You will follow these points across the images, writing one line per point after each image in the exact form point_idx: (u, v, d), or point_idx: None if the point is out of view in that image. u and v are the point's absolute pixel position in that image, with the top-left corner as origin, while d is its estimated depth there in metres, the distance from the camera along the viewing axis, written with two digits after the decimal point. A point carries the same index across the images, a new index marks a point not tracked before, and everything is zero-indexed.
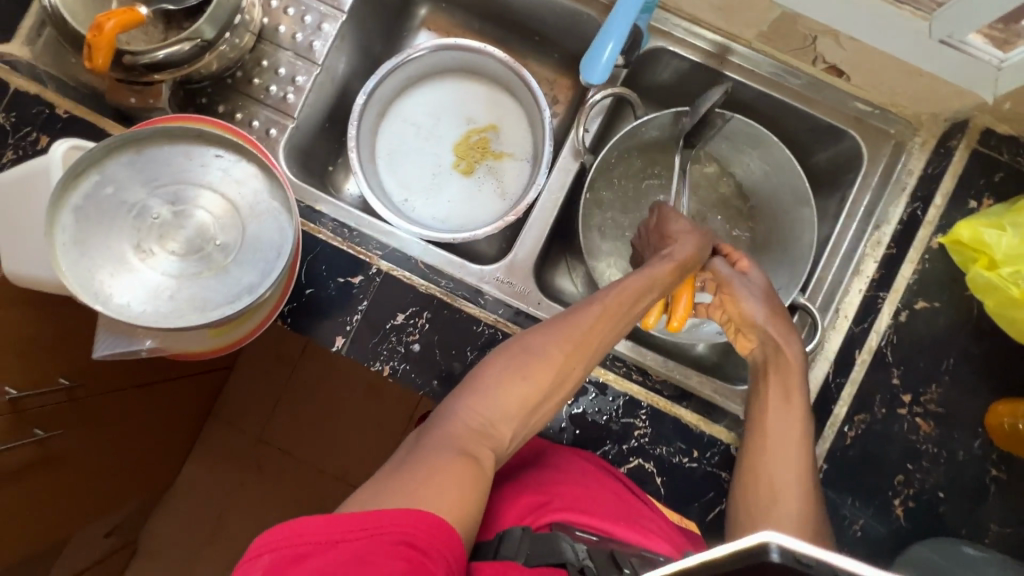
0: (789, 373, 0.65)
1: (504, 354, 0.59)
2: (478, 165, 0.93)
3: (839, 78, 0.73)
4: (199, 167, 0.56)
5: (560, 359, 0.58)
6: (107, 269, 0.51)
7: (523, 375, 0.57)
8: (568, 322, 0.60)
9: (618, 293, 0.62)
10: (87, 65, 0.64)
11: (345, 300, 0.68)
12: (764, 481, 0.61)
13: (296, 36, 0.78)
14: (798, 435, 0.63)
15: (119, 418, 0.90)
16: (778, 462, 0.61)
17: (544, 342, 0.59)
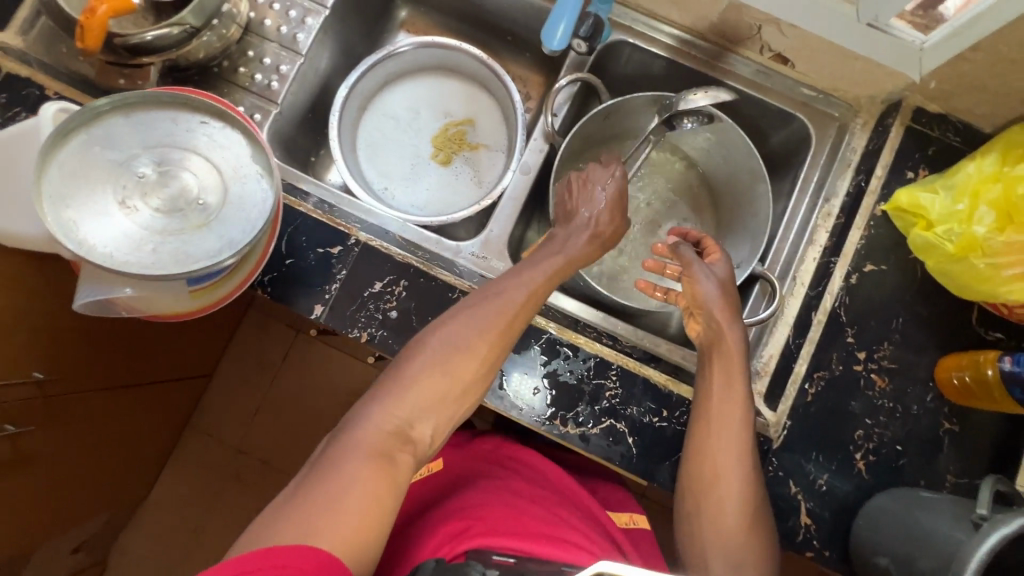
0: (734, 355, 0.67)
1: (418, 354, 0.62)
2: (455, 156, 0.97)
3: (786, 66, 0.80)
4: (185, 131, 0.59)
5: (474, 353, 0.62)
6: (93, 221, 0.54)
7: (436, 374, 0.61)
8: (478, 319, 0.63)
9: (533, 286, 0.66)
10: (79, 46, 0.68)
11: (324, 269, 0.70)
12: (705, 464, 0.64)
13: (281, 29, 0.82)
14: (740, 415, 0.65)
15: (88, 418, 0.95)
16: (719, 443, 0.64)
17: (456, 339, 0.62)
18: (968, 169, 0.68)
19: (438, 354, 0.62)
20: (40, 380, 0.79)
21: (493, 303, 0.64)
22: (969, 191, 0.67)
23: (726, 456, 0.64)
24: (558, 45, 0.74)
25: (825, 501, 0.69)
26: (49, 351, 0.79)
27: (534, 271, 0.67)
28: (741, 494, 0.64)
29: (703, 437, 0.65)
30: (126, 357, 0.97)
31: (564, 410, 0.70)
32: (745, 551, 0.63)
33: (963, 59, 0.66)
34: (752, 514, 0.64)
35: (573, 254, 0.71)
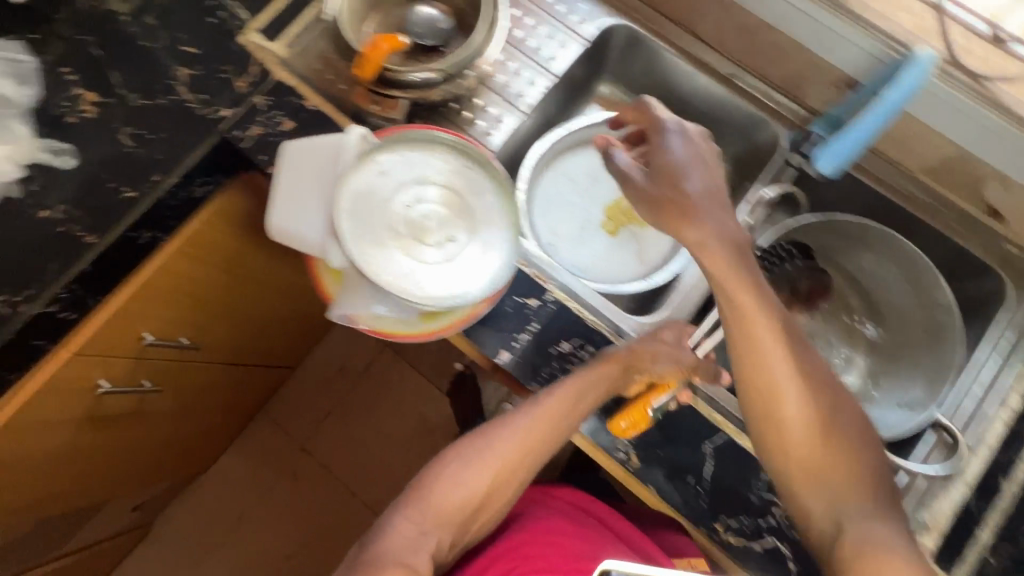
0: (743, 274, 0.63)
1: (441, 472, 0.73)
2: (623, 228, 1.00)
3: (993, 219, 0.81)
4: (451, 172, 0.62)
5: (490, 473, 0.73)
6: (366, 242, 0.58)
7: (456, 490, 0.72)
8: (491, 445, 0.74)
9: (547, 410, 0.70)
10: (354, 71, 0.79)
11: (518, 318, 0.73)
12: (768, 419, 0.63)
13: (509, 86, 0.87)
14: (795, 372, 0.62)
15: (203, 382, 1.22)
16: (782, 399, 0.62)
17: (473, 461, 0.73)
18: None
19: (462, 469, 0.73)
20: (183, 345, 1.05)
21: (508, 434, 0.74)
22: None
23: (791, 405, 0.62)
24: (832, 169, 0.78)
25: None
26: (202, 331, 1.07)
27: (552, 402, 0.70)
28: (816, 449, 0.62)
29: (757, 392, 0.63)
30: (237, 340, 1.21)
31: (723, 514, 0.69)
32: (844, 511, 0.60)
33: None
34: (826, 473, 0.61)
35: (595, 380, 0.70)
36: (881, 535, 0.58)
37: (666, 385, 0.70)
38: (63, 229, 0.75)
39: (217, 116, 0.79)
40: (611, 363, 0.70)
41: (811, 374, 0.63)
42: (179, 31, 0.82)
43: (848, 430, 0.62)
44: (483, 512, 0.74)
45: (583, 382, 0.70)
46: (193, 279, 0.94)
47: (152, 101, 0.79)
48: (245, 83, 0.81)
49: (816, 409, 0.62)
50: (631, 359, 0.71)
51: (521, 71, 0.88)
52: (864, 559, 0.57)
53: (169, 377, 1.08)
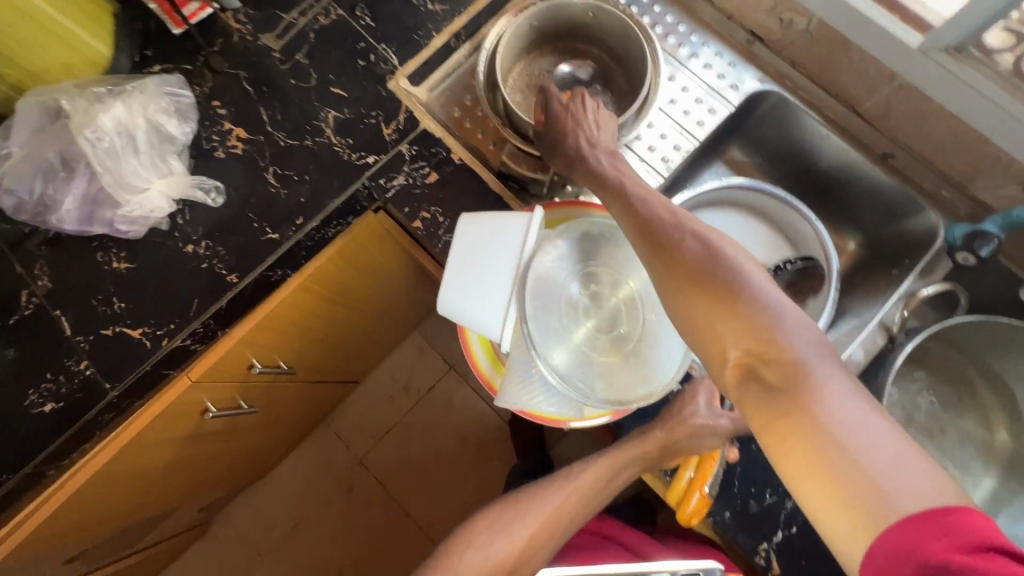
0: (667, 220, 0.56)
1: (474, 538, 0.78)
2: None
3: None
4: (624, 258, 0.60)
5: (521, 543, 0.77)
6: (544, 328, 0.56)
7: (485, 556, 0.76)
8: (523, 518, 0.79)
9: (581, 481, 0.82)
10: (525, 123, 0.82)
11: (660, 401, 0.73)
12: (702, 327, 0.50)
13: (651, 148, 0.85)
14: (699, 266, 0.51)
15: (287, 398, 1.23)
16: (690, 302, 0.50)
17: (503, 529, 0.79)
18: None
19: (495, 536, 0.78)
20: (283, 369, 1.05)
21: (539, 505, 0.81)
22: None
23: (694, 309, 0.50)
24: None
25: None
26: (298, 355, 1.06)
27: (589, 473, 0.82)
28: (743, 350, 0.47)
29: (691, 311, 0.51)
30: (325, 361, 1.21)
31: None
32: (802, 426, 0.42)
33: None
34: (764, 376, 0.45)
35: (629, 453, 0.70)
36: (852, 448, 0.40)
37: (711, 455, 0.69)
38: (208, 265, 0.76)
39: (363, 162, 0.79)
40: (653, 441, 0.69)
41: (726, 270, 0.50)
42: (329, 71, 0.82)
43: (799, 343, 0.45)
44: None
45: (616, 457, 0.71)
46: (306, 314, 0.93)
47: (300, 142, 0.80)
48: (392, 130, 0.80)
49: (768, 333, 0.46)
50: (669, 442, 0.68)
51: (664, 134, 0.86)
52: (802, 454, 0.42)
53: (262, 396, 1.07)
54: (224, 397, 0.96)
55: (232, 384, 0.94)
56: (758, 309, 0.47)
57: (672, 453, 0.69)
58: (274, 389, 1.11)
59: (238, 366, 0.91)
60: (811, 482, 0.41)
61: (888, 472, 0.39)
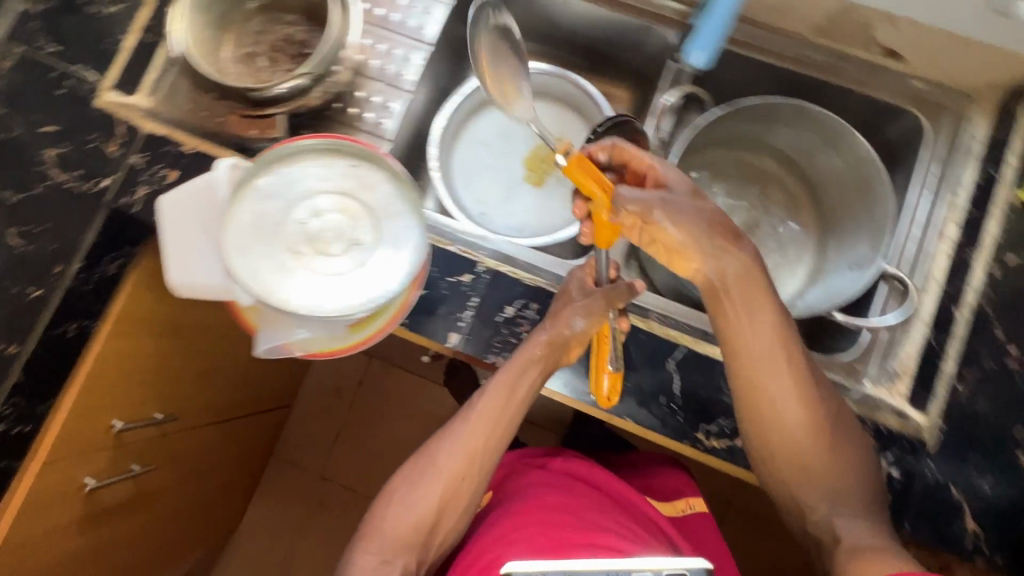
0: (767, 346, 0.64)
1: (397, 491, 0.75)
2: (548, 176, 0.99)
3: (896, 61, 0.79)
4: (338, 176, 0.61)
5: (441, 486, 0.73)
6: (266, 264, 0.56)
7: (410, 505, 0.73)
8: (436, 461, 0.74)
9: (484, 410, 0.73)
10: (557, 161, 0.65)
11: (457, 298, 0.72)
12: (759, 421, 0.65)
13: (388, 67, 0.84)
14: (796, 398, 0.64)
15: (196, 446, 1.22)
16: (782, 439, 0.64)
17: (423, 477, 0.74)
18: None
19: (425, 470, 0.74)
20: (158, 420, 1.03)
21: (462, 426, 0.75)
22: None
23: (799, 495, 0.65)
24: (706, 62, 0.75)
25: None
26: (170, 400, 1.05)
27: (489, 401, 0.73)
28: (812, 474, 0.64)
29: (754, 413, 0.65)
30: (217, 398, 1.20)
31: (701, 422, 0.70)
32: (859, 551, 0.57)
33: None
34: (843, 497, 0.63)
35: (525, 364, 0.69)
36: (896, 561, 0.54)
37: (603, 329, 0.69)
38: None
39: (99, 188, 0.77)
40: (536, 344, 0.68)
41: (819, 409, 0.64)
42: (29, 112, 0.77)
43: (858, 475, 0.64)
44: (445, 524, 0.74)
45: (513, 371, 0.69)
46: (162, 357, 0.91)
47: (29, 192, 0.76)
48: (117, 146, 0.78)
49: (843, 490, 0.64)
50: (554, 339, 0.68)
51: (392, 50, 0.85)
52: (866, 568, 0.54)
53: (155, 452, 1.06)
54: (101, 469, 0.95)
55: (98, 455, 0.92)
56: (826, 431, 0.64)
57: (561, 347, 0.69)
58: (165, 443, 1.09)
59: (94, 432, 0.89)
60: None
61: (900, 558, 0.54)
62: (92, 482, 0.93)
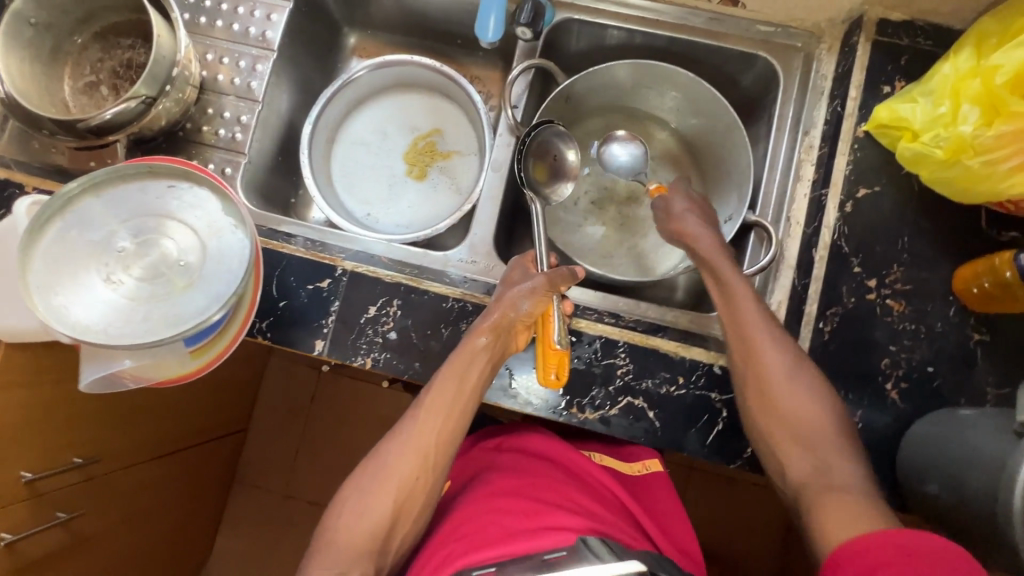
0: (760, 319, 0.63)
1: (341, 505, 0.64)
2: (430, 169, 0.98)
3: (736, 7, 0.77)
4: (155, 198, 0.60)
5: (394, 490, 0.63)
6: (78, 298, 0.55)
7: (360, 519, 0.62)
8: (387, 462, 0.65)
9: (434, 402, 0.66)
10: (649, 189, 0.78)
11: (319, 305, 0.71)
12: (757, 404, 0.62)
13: (234, 81, 0.84)
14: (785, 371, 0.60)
15: (138, 482, 1.15)
16: (776, 417, 0.60)
17: (373, 484, 0.64)
18: (945, 69, 0.64)
19: (379, 468, 0.65)
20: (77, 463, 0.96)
21: (416, 417, 0.67)
22: (950, 91, 0.62)
23: (794, 452, 0.59)
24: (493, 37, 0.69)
25: (699, 393, 0.68)
26: (86, 439, 0.98)
27: (438, 391, 0.66)
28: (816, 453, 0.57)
29: (754, 401, 0.62)
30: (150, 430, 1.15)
31: (575, 398, 0.69)
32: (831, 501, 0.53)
33: None
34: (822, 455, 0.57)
35: (470, 353, 0.66)
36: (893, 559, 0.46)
37: (547, 311, 0.68)
38: None
39: None
40: (480, 334, 0.66)
41: (810, 384, 0.60)
42: None
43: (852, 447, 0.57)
44: (401, 536, 0.63)
45: (462, 358, 0.66)
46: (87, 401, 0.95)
47: None
48: None
49: (837, 447, 0.57)
50: (500, 322, 0.67)
51: (238, 61, 0.84)
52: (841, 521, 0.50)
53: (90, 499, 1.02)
54: (19, 521, 0.88)
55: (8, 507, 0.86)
56: (832, 407, 0.59)
57: (506, 332, 0.67)
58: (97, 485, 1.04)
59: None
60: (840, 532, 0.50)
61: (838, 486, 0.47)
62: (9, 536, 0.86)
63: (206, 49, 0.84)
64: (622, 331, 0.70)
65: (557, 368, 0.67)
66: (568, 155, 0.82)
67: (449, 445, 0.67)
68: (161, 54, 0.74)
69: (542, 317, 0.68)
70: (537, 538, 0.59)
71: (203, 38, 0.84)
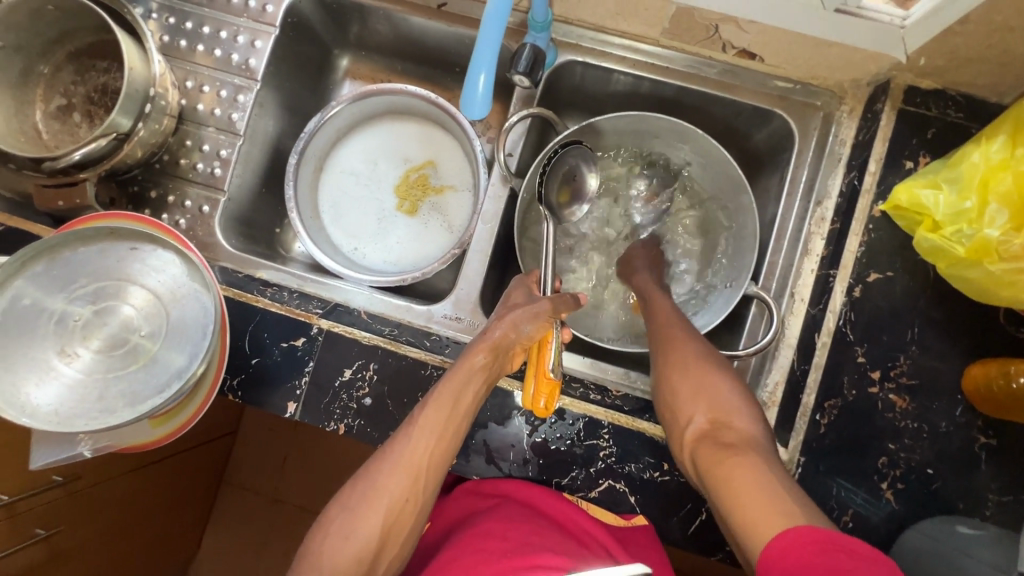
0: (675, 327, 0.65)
1: (326, 526, 0.58)
2: (421, 203, 0.93)
3: (753, 61, 0.71)
4: (116, 262, 0.57)
5: (382, 512, 0.57)
6: (30, 374, 0.52)
7: (344, 541, 0.56)
8: (375, 481, 0.58)
9: (431, 415, 0.60)
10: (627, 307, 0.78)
11: (293, 365, 0.68)
12: (671, 400, 0.60)
13: (215, 112, 0.79)
14: (690, 348, 0.62)
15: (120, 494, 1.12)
16: (681, 380, 0.60)
17: (360, 502, 0.57)
18: (975, 156, 0.58)
19: (362, 490, 0.58)
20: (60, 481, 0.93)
21: (406, 435, 0.60)
22: (977, 183, 0.57)
23: (692, 408, 0.58)
24: (481, 113, 0.60)
25: (685, 481, 0.65)
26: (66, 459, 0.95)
27: (433, 407, 0.60)
28: (712, 416, 0.56)
29: (670, 398, 0.60)
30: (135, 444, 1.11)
31: (555, 476, 0.66)
32: (731, 480, 0.49)
33: (951, 34, 0.57)
34: (723, 439, 0.54)
35: (468, 367, 0.62)
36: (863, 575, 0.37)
37: (546, 337, 0.64)
38: None
39: None
40: (479, 351, 0.62)
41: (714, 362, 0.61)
42: None
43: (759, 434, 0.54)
44: (386, 562, 0.57)
45: (457, 379, 0.62)
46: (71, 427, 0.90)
47: None
48: None
49: (744, 436, 0.53)
50: (501, 340, 0.63)
51: (220, 90, 0.79)
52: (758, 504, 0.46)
53: (70, 515, 0.98)
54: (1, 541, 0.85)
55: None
56: (739, 382, 0.59)
57: (504, 353, 0.63)
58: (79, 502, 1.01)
59: None
60: (752, 502, 0.46)
61: (801, 515, 0.44)
62: None
63: (186, 75, 0.79)
64: (606, 410, 0.67)
65: (550, 396, 0.62)
66: (590, 180, 0.78)
67: (442, 465, 0.60)
68: (132, 88, 0.70)
69: (542, 336, 0.64)
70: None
71: (183, 64, 0.79)
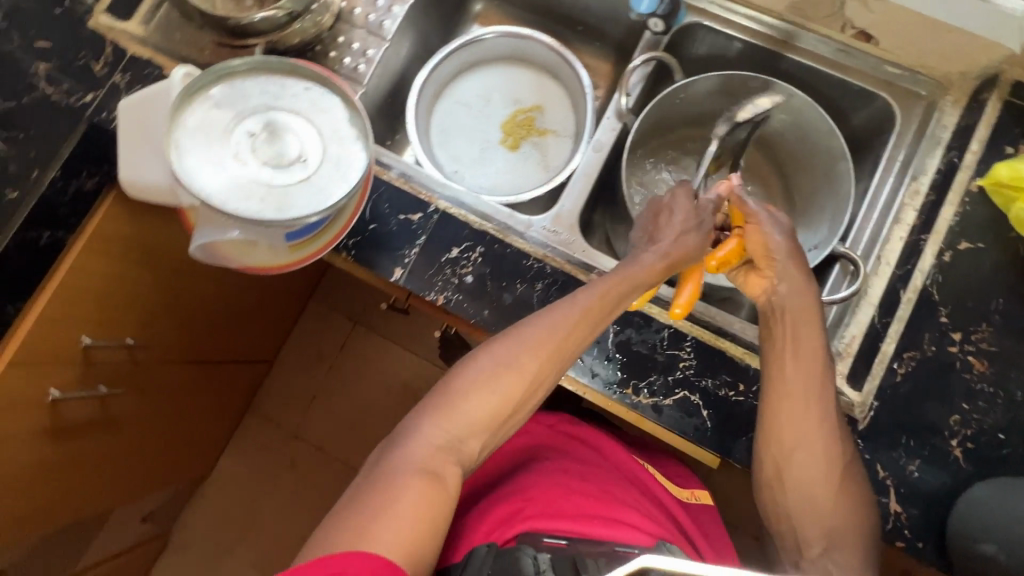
0: (812, 422, 0.62)
1: (465, 372, 0.61)
2: (523, 141, 1.00)
3: (868, 43, 0.78)
4: (290, 94, 0.64)
5: (520, 375, 0.60)
6: (209, 166, 0.60)
7: (484, 393, 0.59)
8: (518, 349, 0.61)
9: (586, 307, 0.62)
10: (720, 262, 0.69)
11: (406, 235, 0.74)
12: (788, 501, 0.63)
13: (369, 16, 0.88)
14: (824, 451, 0.61)
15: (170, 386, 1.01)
16: (805, 494, 0.62)
17: (501, 362, 0.60)
18: None
19: (503, 353, 0.61)
20: (131, 344, 0.85)
21: (552, 314, 0.62)
22: None
23: (808, 527, 0.62)
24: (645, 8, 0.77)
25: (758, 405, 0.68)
26: (151, 323, 0.88)
27: (593, 300, 0.62)
28: (831, 535, 0.61)
29: (783, 494, 0.63)
30: (193, 333, 0.99)
31: (635, 380, 0.69)
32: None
33: None
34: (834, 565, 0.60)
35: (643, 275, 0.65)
36: None
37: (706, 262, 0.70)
38: None
39: (81, 103, 0.76)
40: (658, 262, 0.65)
41: (845, 464, 0.62)
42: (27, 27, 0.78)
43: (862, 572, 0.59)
44: (508, 421, 0.61)
45: (622, 280, 0.64)
46: (151, 278, 0.83)
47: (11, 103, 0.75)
48: (103, 65, 0.79)
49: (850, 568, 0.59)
50: (676, 260, 0.67)
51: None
52: None
53: (133, 380, 0.90)
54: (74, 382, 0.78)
55: (66, 370, 0.76)
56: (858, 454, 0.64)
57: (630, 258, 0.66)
58: (135, 372, 0.90)
59: (58, 351, 0.73)
60: None
61: None
62: (57, 394, 0.76)
63: None
64: (689, 326, 0.71)
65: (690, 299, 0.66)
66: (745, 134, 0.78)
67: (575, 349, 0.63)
68: None
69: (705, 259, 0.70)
70: (604, 525, 0.60)
71: None
